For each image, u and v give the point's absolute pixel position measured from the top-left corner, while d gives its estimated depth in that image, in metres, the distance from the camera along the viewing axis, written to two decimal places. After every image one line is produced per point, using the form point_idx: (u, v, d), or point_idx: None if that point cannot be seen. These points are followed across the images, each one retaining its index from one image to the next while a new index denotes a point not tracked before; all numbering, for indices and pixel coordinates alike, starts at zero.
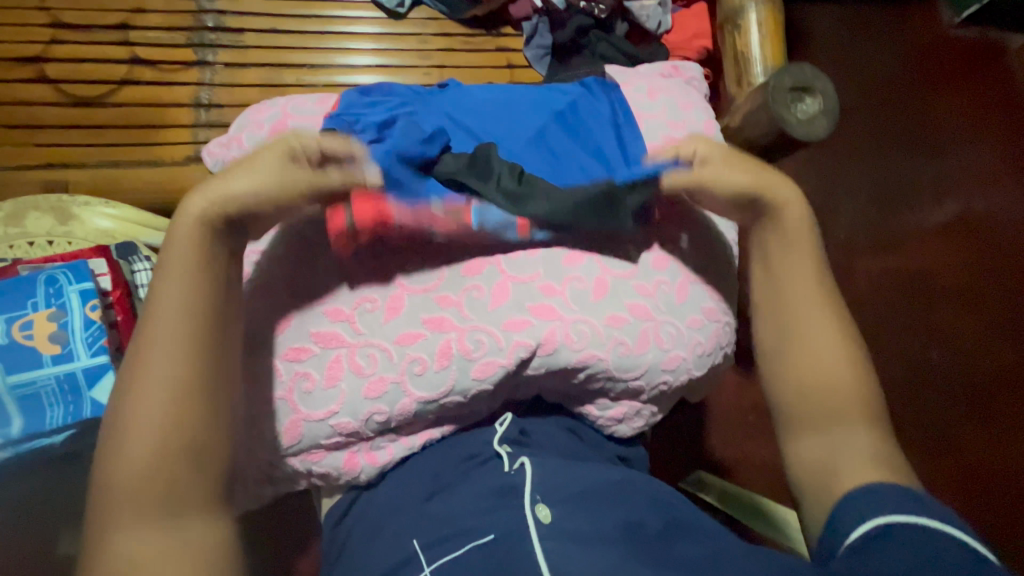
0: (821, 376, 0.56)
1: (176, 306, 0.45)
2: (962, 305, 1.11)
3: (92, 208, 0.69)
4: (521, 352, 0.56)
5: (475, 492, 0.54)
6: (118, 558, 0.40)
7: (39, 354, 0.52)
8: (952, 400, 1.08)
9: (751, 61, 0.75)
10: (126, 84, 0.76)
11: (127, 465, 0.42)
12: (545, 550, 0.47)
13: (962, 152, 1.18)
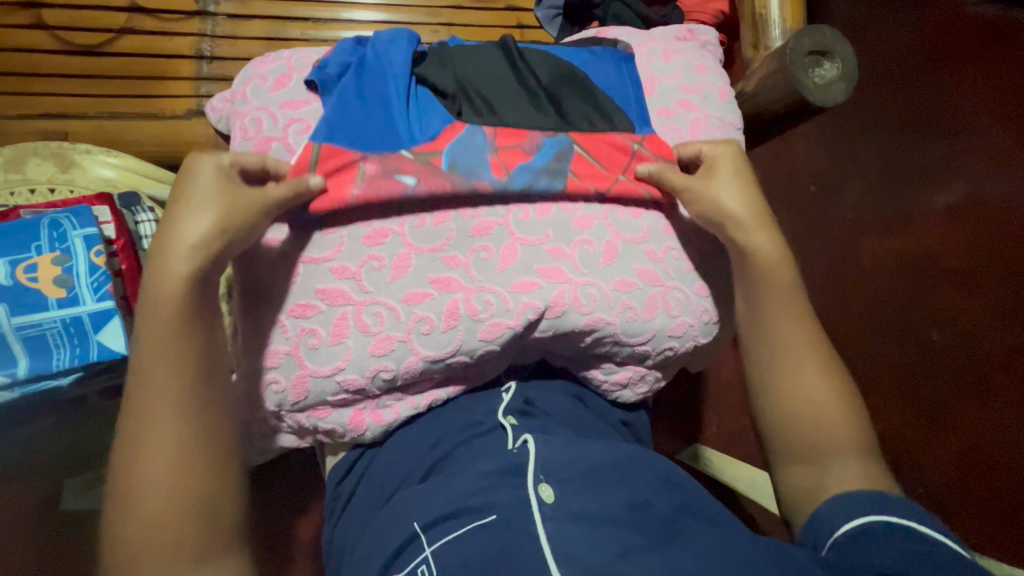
0: (813, 433, 0.57)
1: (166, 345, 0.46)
2: (961, 287, 1.07)
3: (93, 156, 0.67)
4: (530, 309, 0.56)
5: (477, 471, 0.52)
6: None
7: (45, 296, 0.52)
8: (951, 382, 1.06)
9: (770, 24, 0.72)
10: (126, 33, 0.74)
11: (145, 517, 0.43)
12: (548, 532, 0.45)
13: (973, 135, 1.11)
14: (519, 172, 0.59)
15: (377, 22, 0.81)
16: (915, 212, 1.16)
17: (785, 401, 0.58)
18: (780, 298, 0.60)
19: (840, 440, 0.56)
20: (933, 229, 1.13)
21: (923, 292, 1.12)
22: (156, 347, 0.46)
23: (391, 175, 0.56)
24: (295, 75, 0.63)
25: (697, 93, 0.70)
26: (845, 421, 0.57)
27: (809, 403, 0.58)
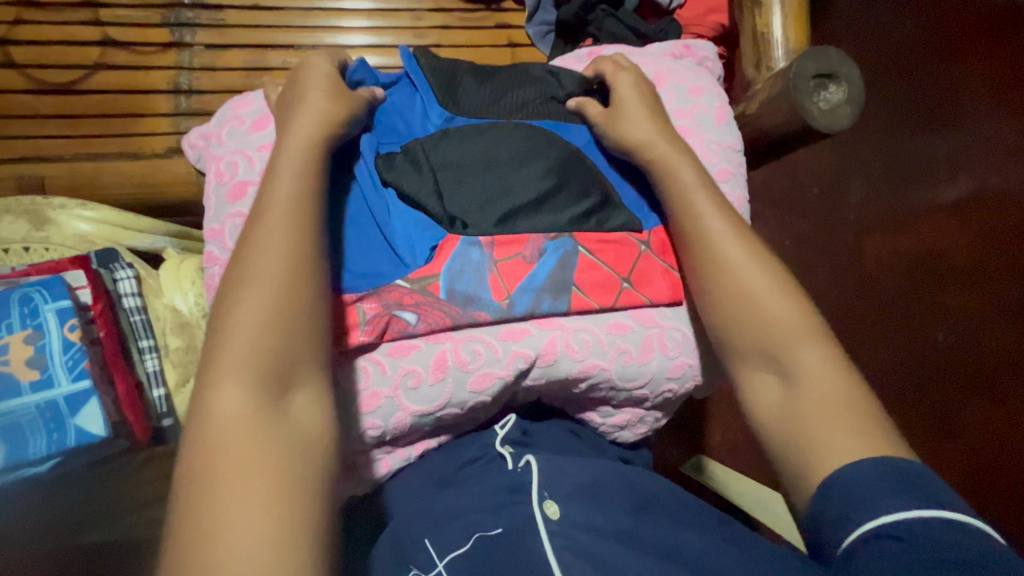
0: (758, 333, 0.52)
1: (260, 284, 0.42)
2: (965, 283, 1.04)
3: (69, 211, 0.64)
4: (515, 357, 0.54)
5: (481, 495, 0.52)
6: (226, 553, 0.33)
7: (18, 381, 0.45)
8: (955, 375, 1.01)
9: (772, 43, 0.68)
10: (100, 68, 0.71)
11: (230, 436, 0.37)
12: (554, 549, 0.46)
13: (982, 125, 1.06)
14: (520, 293, 0.56)
15: (363, 46, 0.78)
16: (916, 210, 1.10)
17: (732, 316, 0.53)
18: (719, 208, 0.56)
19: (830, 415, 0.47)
20: (935, 226, 1.08)
21: (934, 295, 1.05)
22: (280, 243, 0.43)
23: (391, 310, 0.53)
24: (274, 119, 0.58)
25: (692, 117, 0.66)
26: (822, 365, 0.49)
27: (770, 334, 0.51)
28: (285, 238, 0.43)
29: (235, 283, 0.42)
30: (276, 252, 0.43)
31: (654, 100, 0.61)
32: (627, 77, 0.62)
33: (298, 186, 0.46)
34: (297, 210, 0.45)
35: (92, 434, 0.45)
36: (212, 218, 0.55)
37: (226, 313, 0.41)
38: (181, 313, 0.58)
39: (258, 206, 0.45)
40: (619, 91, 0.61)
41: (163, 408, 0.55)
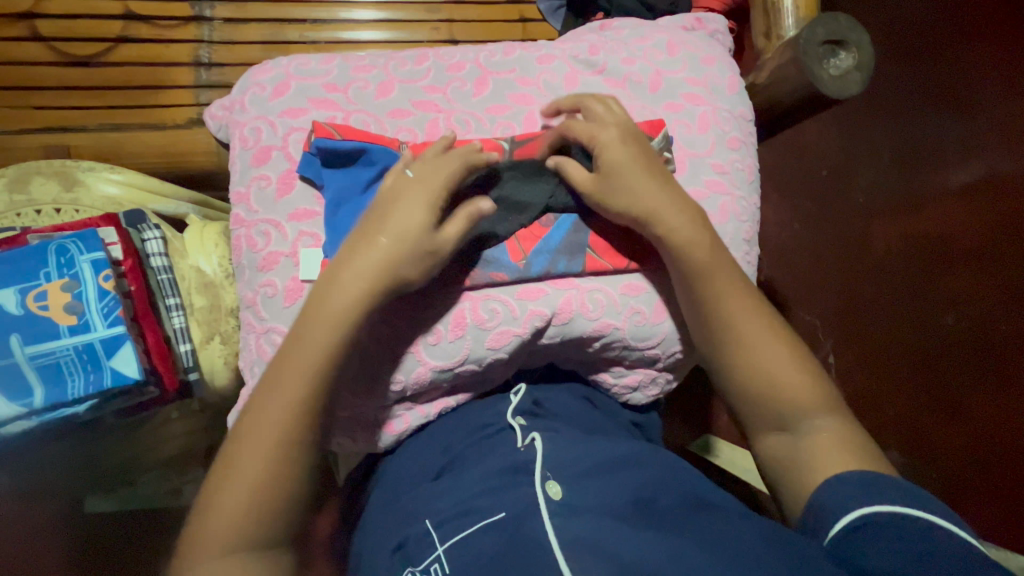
0: (733, 336, 0.54)
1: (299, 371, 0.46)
2: (980, 266, 0.95)
3: (97, 173, 0.65)
4: (530, 318, 0.55)
5: (489, 470, 0.52)
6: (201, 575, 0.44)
7: (57, 325, 0.45)
8: (965, 357, 0.94)
9: (783, 11, 0.69)
10: (123, 42, 0.73)
11: (235, 495, 0.45)
12: (555, 528, 0.45)
13: (994, 112, 0.97)
14: (533, 253, 0.56)
15: (378, 21, 0.79)
16: (925, 195, 1.04)
17: (731, 335, 0.54)
18: (655, 181, 0.55)
19: (800, 397, 0.52)
20: (950, 211, 1.00)
21: (946, 274, 0.99)
22: (312, 336, 0.47)
23: None
24: (293, 83, 0.59)
25: (705, 86, 0.66)
26: (788, 353, 0.54)
27: (746, 330, 0.54)
28: (326, 332, 0.47)
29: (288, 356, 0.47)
30: (314, 344, 0.46)
31: (629, 140, 0.55)
32: (608, 130, 0.55)
33: (355, 274, 0.48)
34: (345, 300, 0.47)
35: (128, 377, 0.45)
36: (235, 181, 0.56)
37: (273, 386, 0.46)
38: (205, 274, 0.60)
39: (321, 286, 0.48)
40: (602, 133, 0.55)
41: (190, 363, 0.57)
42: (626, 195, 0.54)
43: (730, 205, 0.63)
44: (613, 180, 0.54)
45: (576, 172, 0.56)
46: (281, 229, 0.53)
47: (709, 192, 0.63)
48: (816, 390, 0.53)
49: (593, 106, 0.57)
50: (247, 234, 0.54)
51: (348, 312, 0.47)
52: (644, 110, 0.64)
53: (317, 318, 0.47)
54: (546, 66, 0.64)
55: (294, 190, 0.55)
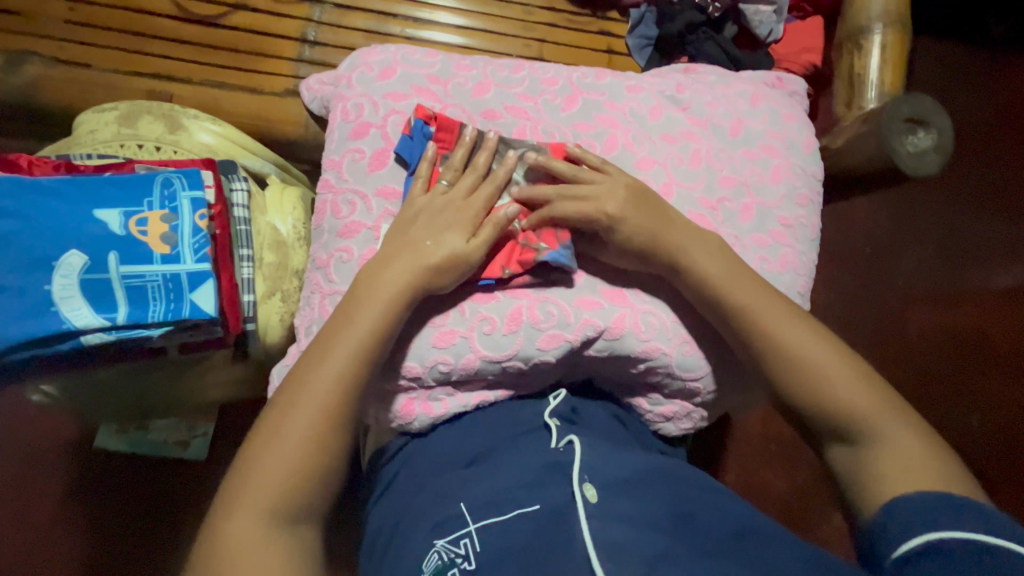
0: (800, 366, 0.52)
1: (293, 448, 0.46)
2: (1005, 370, 1.03)
3: (199, 122, 0.68)
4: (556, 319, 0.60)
5: (525, 466, 0.52)
6: (229, 540, 0.43)
7: (149, 251, 0.48)
8: (990, 446, 0.99)
9: (867, 84, 0.71)
10: (240, 9, 0.77)
11: (271, 462, 0.45)
12: (591, 529, 0.44)
13: (1005, 226, 1.10)
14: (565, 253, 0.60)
15: (475, 30, 0.83)
16: (970, 288, 1.08)
17: (782, 347, 0.53)
18: (681, 234, 0.57)
19: (845, 392, 0.50)
20: (985, 308, 1.07)
21: (970, 371, 1.03)
22: (356, 323, 0.49)
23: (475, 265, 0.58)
24: (399, 70, 0.62)
25: (783, 140, 0.68)
26: (824, 345, 0.53)
27: (784, 336, 0.53)
28: (329, 380, 0.47)
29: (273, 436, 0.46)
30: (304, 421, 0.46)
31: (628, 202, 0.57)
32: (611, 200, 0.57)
33: (399, 276, 0.50)
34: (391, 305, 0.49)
35: (204, 312, 0.47)
36: (332, 150, 0.59)
37: (260, 467, 0.45)
38: (280, 233, 0.62)
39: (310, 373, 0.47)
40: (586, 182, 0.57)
41: (250, 313, 0.58)
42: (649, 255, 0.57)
43: (791, 257, 0.63)
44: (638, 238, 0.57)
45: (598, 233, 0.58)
46: (367, 202, 0.56)
47: (773, 240, 0.63)
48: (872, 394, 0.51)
49: (558, 164, 0.58)
50: (333, 200, 0.57)
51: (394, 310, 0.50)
52: (722, 152, 0.65)
53: (356, 314, 0.49)
54: (634, 96, 0.66)
55: (385, 167, 0.57)
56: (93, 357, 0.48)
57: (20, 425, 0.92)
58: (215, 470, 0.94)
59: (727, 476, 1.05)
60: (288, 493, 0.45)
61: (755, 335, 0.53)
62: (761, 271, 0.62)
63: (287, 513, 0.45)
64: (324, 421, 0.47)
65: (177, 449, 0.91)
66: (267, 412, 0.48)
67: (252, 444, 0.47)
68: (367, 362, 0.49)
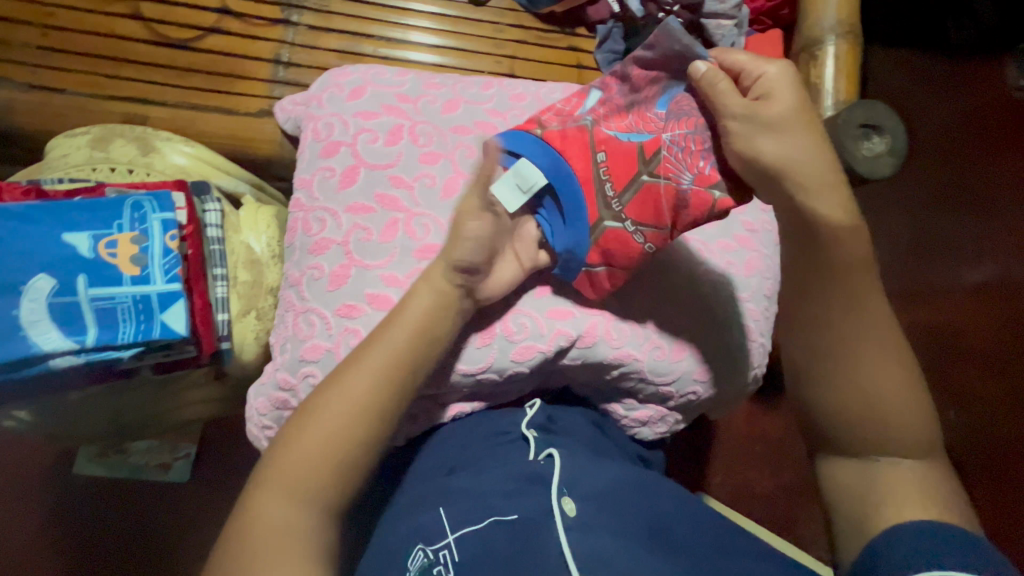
0: (845, 350, 0.45)
1: (322, 439, 0.46)
2: (980, 366, 1.05)
3: (172, 144, 0.69)
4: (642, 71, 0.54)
5: (503, 476, 0.52)
6: (257, 519, 0.44)
7: (119, 273, 0.48)
8: (968, 440, 1.01)
9: (823, 93, 0.74)
10: (213, 32, 0.78)
11: (308, 449, 0.46)
12: (569, 542, 0.45)
13: None
14: (661, 102, 0.55)
15: (448, 48, 0.85)
16: (942, 287, 1.11)
17: (826, 336, 0.46)
18: (814, 189, 0.46)
19: (895, 413, 0.44)
20: (959, 306, 1.09)
21: (945, 368, 1.06)
22: (410, 321, 0.50)
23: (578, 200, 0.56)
24: (369, 88, 0.63)
25: None
26: (890, 354, 0.45)
27: (850, 339, 0.45)
28: (376, 376, 0.48)
29: (308, 424, 0.47)
30: (338, 415, 0.47)
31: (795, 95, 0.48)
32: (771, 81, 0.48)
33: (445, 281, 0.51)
34: (434, 307, 0.51)
35: (174, 332, 0.47)
36: (303, 168, 0.60)
37: (292, 453, 0.46)
38: (254, 252, 0.63)
39: (349, 369, 0.49)
40: (761, 81, 0.49)
41: (225, 331, 0.58)
42: (782, 156, 0.46)
43: (757, 262, 0.65)
44: (779, 113, 0.47)
45: (726, 98, 0.48)
46: (337, 218, 0.57)
47: (739, 245, 0.65)
48: (924, 420, 0.45)
49: (736, 54, 0.51)
50: (304, 218, 0.58)
51: (438, 313, 0.51)
52: None
53: (406, 311, 0.50)
54: None
55: (355, 183, 0.58)
56: (69, 380, 0.48)
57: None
58: (198, 493, 0.92)
59: (713, 477, 1.06)
60: (316, 483, 0.46)
61: (808, 327, 0.47)
62: (728, 275, 0.63)
63: (312, 503, 0.46)
64: (358, 413, 0.47)
65: (159, 472, 0.90)
66: (310, 397, 0.49)
67: (293, 425, 0.48)
68: (412, 364, 0.49)
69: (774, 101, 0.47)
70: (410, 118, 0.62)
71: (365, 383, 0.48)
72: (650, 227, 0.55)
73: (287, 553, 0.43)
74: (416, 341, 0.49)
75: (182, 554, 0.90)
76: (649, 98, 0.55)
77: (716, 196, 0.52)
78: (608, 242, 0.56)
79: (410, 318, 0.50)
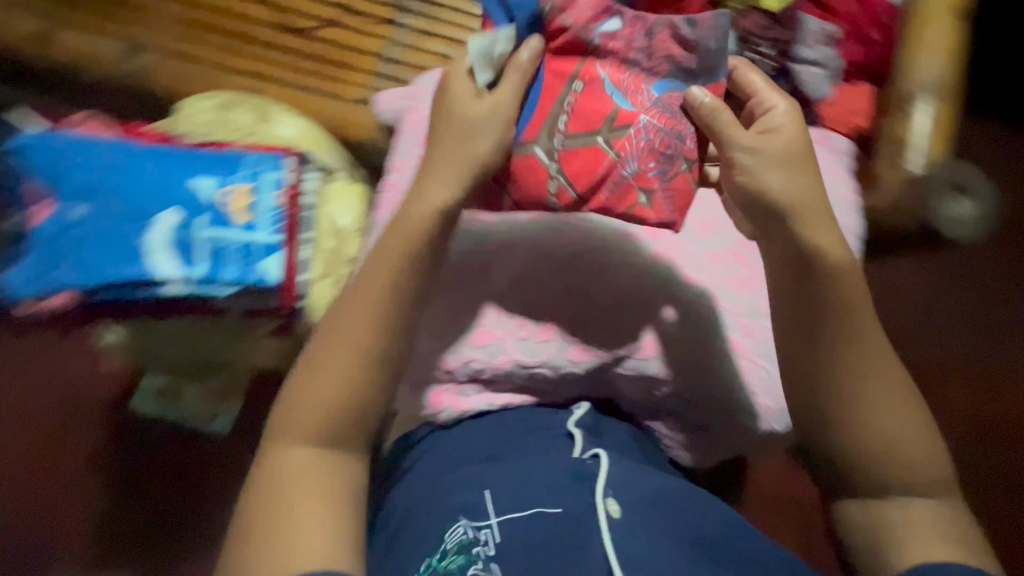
0: (846, 405, 0.48)
1: (336, 374, 0.48)
2: None
3: (283, 118, 0.75)
4: (680, 38, 0.54)
5: (549, 468, 0.53)
6: (280, 466, 0.47)
7: (232, 219, 0.54)
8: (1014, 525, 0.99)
9: (911, 150, 0.73)
10: (330, 24, 0.85)
11: (314, 397, 0.48)
12: (613, 543, 0.46)
13: None
14: (661, 83, 0.55)
15: None
16: (1008, 370, 1.06)
17: (833, 372, 0.49)
18: (813, 226, 0.50)
19: (903, 450, 0.47)
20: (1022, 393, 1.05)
21: (1001, 454, 1.02)
22: (378, 267, 0.51)
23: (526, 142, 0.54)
24: None
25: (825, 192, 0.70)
26: (896, 401, 0.48)
27: (863, 387, 0.48)
28: (371, 327, 0.49)
29: (320, 360, 0.49)
30: (345, 349, 0.49)
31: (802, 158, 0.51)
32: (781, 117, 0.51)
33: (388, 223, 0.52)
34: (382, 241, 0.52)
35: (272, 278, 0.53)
36: (400, 154, 0.66)
37: (308, 388, 0.49)
38: (340, 224, 0.67)
39: (355, 310, 0.50)
40: (770, 113, 0.52)
41: (303, 290, 0.63)
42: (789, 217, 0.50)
43: None
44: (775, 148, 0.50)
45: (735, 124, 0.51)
46: None
47: None
48: (933, 451, 0.48)
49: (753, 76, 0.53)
50: (394, 199, 0.62)
51: (399, 250, 0.51)
52: None
53: (379, 258, 0.51)
54: None
55: None
56: (144, 303, 0.52)
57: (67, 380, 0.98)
58: (238, 446, 0.97)
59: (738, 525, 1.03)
60: (330, 426, 0.48)
61: (840, 352, 0.48)
62: None
63: (327, 446, 0.48)
64: (354, 360, 0.49)
65: (204, 421, 0.96)
66: (309, 348, 0.51)
67: (299, 376, 0.50)
68: (394, 312, 0.50)
69: (777, 145, 0.50)
70: None
71: (359, 334, 0.49)
72: (566, 182, 0.54)
73: (311, 494, 0.46)
74: (371, 281, 0.50)
75: (221, 500, 0.96)
76: (654, 70, 0.55)
77: (608, 193, 0.54)
78: (517, 167, 0.54)
79: (388, 255, 0.51)
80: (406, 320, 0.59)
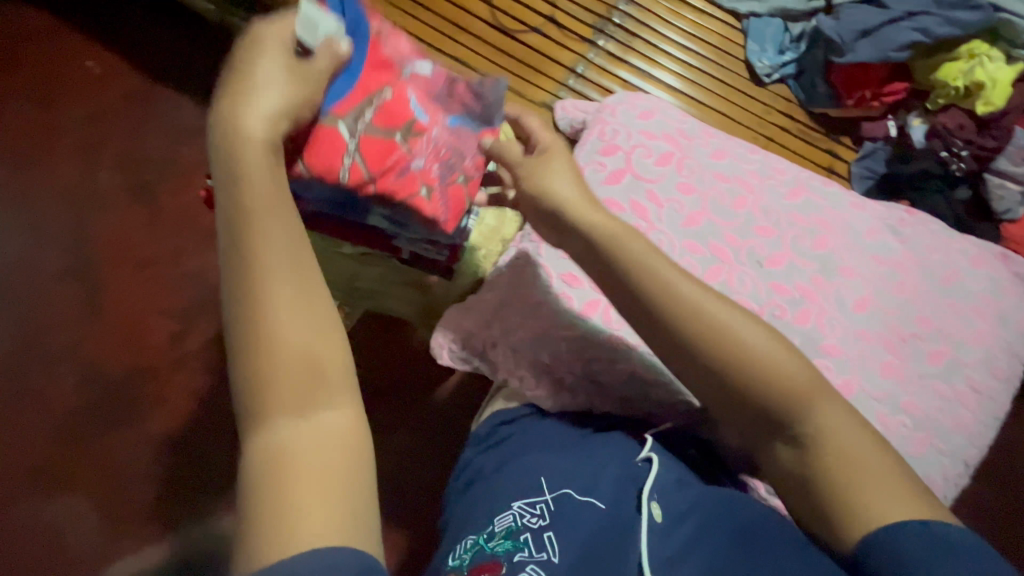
0: (793, 397, 0.43)
1: (300, 331, 0.36)
2: None
3: None
4: (467, 91, 0.59)
5: (599, 468, 0.54)
6: (273, 460, 0.33)
7: None
8: None
9: None
10: (535, 30, 0.93)
11: (277, 345, 0.35)
12: (649, 547, 0.47)
13: None
14: (456, 118, 0.58)
15: (715, 108, 0.91)
16: None
17: (769, 393, 0.43)
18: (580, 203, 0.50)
19: (798, 393, 0.43)
20: None
21: None
22: (254, 163, 0.39)
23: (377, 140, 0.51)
24: (656, 116, 0.72)
25: (996, 307, 0.66)
26: (758, 329, 0.46)
27: (776, 379, 0.43)
28: (280, 225, 0.38)
29: (263, 312, 0.35)
30: (286, 287, 0.36)
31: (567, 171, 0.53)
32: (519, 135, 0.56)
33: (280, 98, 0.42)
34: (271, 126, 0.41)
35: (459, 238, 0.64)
36: (580, 157, 0.70)
37: (267, 358, 0.35)
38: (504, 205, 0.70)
39: (269, 229, 0.37)
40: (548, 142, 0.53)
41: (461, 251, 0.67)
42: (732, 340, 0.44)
43: (967, 423, 0.61)
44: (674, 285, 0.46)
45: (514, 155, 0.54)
46: None
47: (955, 397, 0.61)
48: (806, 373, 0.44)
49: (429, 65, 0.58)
50: None
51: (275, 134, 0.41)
52: (928, 295, 0.65)
53: (243, 148, 0.39)
54: (855, 211, 0.69)
55: (619, 184, 0.66)
56: (351, 220, 0.58)
57: (202, 277, 1.09)
58: None
59: None
60: (308, 372, 0.35)
61: (676, 307, 0.45)
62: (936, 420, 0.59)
63: (314, 400, 0.35)
64: (296, 267, 0.37)
65: None
66: (231, 298, 0.36)
67: (246, 338, 0.35)
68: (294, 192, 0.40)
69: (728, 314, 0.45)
70: (682, 150, 0.69)
71: (276, 234, 0.37)
72: (363, 161, 0.51)
73: (318, 469, 0.33)
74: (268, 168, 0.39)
75: None
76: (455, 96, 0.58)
77: (419, 196, 0.53)
78: (317, 134, 0.49)
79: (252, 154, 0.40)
80: (546, 308, 0.62)
